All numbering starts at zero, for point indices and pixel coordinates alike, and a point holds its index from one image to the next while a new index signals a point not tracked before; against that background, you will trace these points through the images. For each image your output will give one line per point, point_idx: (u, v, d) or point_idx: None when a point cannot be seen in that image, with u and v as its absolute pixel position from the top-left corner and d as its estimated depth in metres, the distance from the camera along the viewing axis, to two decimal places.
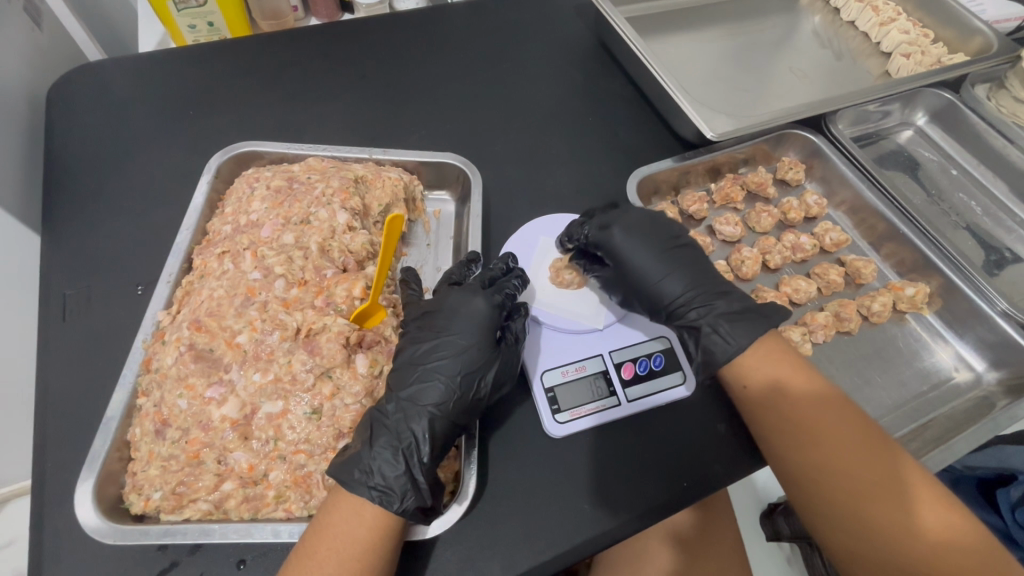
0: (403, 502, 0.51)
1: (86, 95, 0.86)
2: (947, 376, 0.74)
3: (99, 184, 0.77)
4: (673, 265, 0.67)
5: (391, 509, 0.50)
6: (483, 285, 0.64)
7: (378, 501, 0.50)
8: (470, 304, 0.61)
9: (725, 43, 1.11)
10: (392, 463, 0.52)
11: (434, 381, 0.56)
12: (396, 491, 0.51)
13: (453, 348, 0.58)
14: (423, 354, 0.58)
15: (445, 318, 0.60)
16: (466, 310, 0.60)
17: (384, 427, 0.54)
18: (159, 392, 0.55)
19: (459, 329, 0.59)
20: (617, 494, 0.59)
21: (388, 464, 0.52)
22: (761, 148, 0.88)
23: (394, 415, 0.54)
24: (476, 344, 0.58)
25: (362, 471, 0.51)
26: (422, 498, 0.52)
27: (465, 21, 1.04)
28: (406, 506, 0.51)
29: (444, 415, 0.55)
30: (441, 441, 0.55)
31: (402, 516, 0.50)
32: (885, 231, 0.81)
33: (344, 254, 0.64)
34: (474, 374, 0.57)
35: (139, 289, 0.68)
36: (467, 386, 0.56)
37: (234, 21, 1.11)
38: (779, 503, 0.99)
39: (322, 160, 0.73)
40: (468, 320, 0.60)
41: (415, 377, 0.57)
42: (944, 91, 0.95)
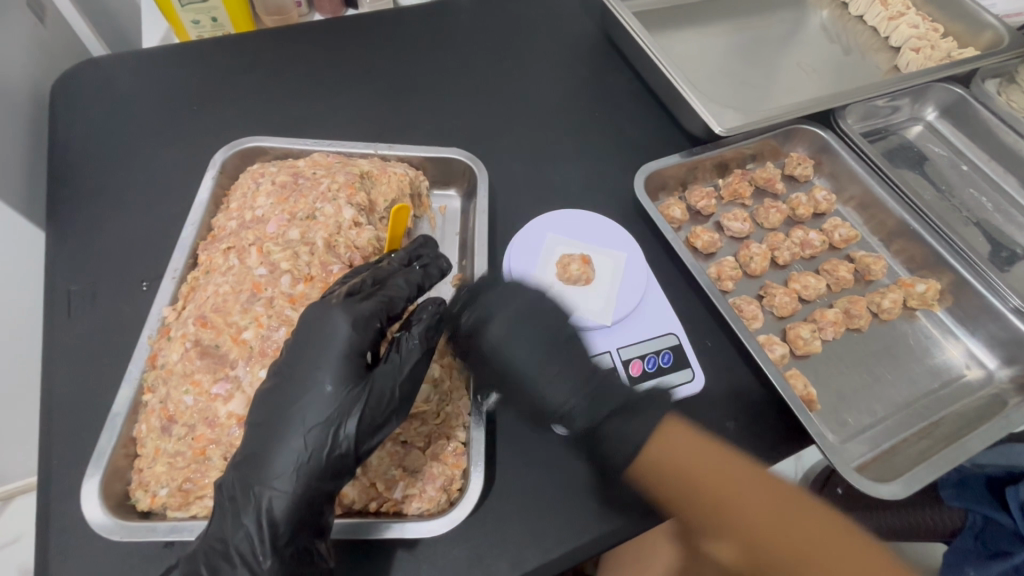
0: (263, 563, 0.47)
1: (90, 91, 0.85)
2: (958, 373, 0.73)
3: (103, 180, 0.77)
4: None
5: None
6: (353, 291, 0.54)
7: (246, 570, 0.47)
8: (331, 326, 0.51)
9: (733, 38, 1.10)
10: (251, 514, 0.47)
11: (295, 426, 0.48)
12: (257, 549, 0.47)
13: (311, 386, 0.49)
14: (285, 393, 0.50)
15: (303, 342, 0.51)
16: (319, 336, 0.51)
17: (249, 470, 0.48)
18: (165, 388, 0.54)
19: (314, 363, 0.50)
20: (626, 492, 0.58)
21: (249, 510, 0.47)
22: (769, 144, 0.88)
23: (250, 463, 0.48)
24: (332, 382, 0.49)
25: (231, 522, 0.48)
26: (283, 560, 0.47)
27: (471, 15, 1.03)
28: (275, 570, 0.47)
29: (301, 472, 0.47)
30: (308, 504, 0.48)
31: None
32: (896, 227, 0.80)
33: (350, 250, 0.63)
34: (331, 423, 0.48)
35: (144, 285, 0.67)
36: (322, 441, 0.48)
37: (238, 16, 1.11)
38: None
39: (327, 156, 0.73)
40: (320, 350, 0.50)
41: (281, 421, 0.49)
42: (954, 86, 0.94)
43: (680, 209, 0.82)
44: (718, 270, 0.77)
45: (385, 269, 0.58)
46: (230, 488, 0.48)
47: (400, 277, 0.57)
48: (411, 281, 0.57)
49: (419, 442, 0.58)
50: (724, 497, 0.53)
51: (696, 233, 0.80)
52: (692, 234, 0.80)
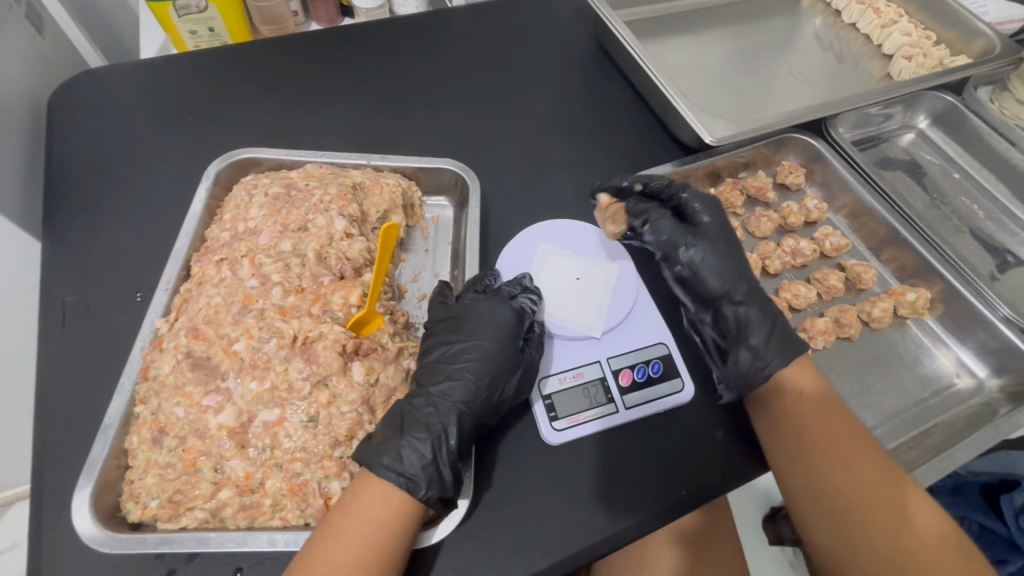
0: (428, 490, 0.52)
1: (87, 102, 0.86)
2: (949, 382, 0.73)
3: (99, 190, 0.77)
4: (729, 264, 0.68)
5: (417, 496, 0.51)
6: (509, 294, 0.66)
7: (404, 487, 0.51)
8: (497, 310, 0.62)
9: (726, 47, 1.10)
10: (421, 450, 0.53)
11: (461, 380, 0.58)
12: (422, 479, 0.52)
13: (472, 352, 0.60)
14: (454, 356, 0.61)
15: (472, 322, 0.62)
16: (493, 317, 0.62)
17: (420, 415, 0.56)
18: (156, 400, 0.55)
19: (485, 334, 0.61)
20: (615, 502, 0.59)
21: (419, 448, 0.53)
22: (761, 152, 0.88)
23: (421, 409, 0.56)
24: (501, 347, 0.61)
25: (390, 457, 0.53)
26: (447, 489, 0.53)
27: (465, 25, 1.04)
28: (430, 494, 0.52)
29: (471, 414, 0.57)
30: (466, 439, 0.56)
31: (425, 504, 0.52)
32: (886, 236, 0.81)
33: (341, 262, 0.64)
34: (500, 377, 0.59)
35: (138, 296, 0.68)
36: (494, 387, 0.59)
37: (235, 26, 1.12)
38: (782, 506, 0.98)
39: (320, 167, 0.73)
40: (495, 327, 0.61)
41: (444, 374, 0.59)
42: (945, 94, 0.95)
43: None
44: None
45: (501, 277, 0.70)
46: (385, 441, 0.54)
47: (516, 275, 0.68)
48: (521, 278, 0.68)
49: None
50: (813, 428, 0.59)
51: None
52: None
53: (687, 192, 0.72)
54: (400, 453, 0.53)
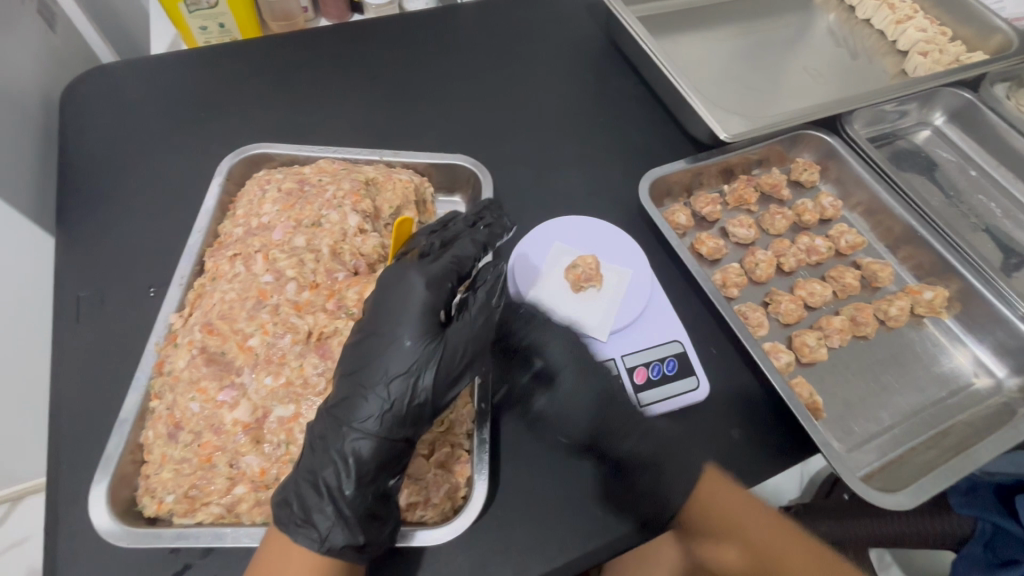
0: (331, 537, 0.48)
1: (99, 98, 0.86)
2: (966, 382, 0.73)
3: (112, 186, 0.77)
4: (700, 316, 0.66)
5: (318, 548, 0.47)
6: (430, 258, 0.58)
7: (304, 541, 0.48)
8: (407, 291, 0.54)
9: (738, 42, 1.09)
10: (315, 496, 0.49)
11: (364, 388, 0.51)
12: (325, 525, 0.48)
13: (378, 349, 0.52)
14: (363, 354, 0.52)
15: (380, 309, 0.54)
16: (401, 298, 0.54)
17: (316, 450, 0.50)
18: (172, 395, 0.55)
19: (394, 321, 0.53)
20: (630, 499, 0.58)
21: (313, 495, 0.49)
22: (775, 149, 0.87)
23: (323, 434, 0.50)
24: (412, 339, 0.52)
25: (289, 504, 0.49)
26: (355, 533, 0.48)
27: (475, 21, 1.04)
28: (334, 542, 0.48)
29: (373, 433, 0.50)
30: (375, 464, 0.50)
31: (331, 553, 0.48)
32: (903, 234, 0.80)
33: (355, 257, 0.63)
34: (412, 372, 0.51)
35: (151, 291, 0.68)
36: (404, 391, 0.51)
37: (246, 23, 1.12)
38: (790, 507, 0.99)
39: (333, 162, 0.73)
40: (403, 310, 0.53)
41: (348, 384, 0.52)
42: (962, 91, 0.94)
43: (685, 215, 0.81)
44: (723, 277, 0.76)
45: (455, 230, 0.63)
46: (288, 494, 0.49)
47: (466, 238, 0.61)
48: (476, 241, 0.62)
49: (423, 450, 0.58)
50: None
51: (702, 239, 0.79)
52: (697, 239, 0.79)
53: None
54: (298, 501, 0.49)
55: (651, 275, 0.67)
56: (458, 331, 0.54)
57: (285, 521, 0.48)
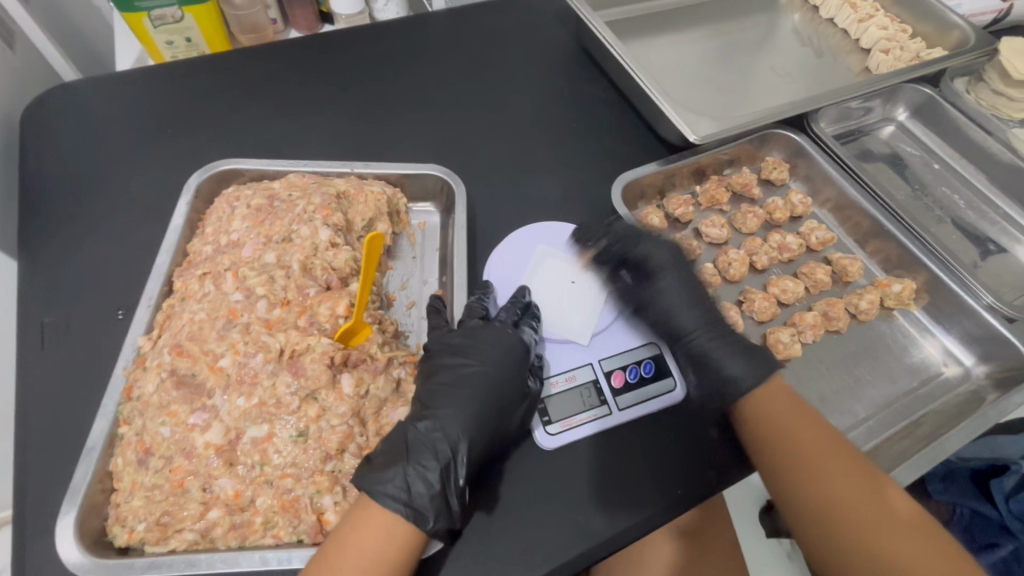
0: (436, 521, 0.51)
1: (60, 116, 0.85)
2: (936, 372, 0.74)
3: (76, 206, 0.76)
4: (693, 304, 0.70)
5: (424, 528, 0.50)
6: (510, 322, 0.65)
7: (412, 519, 0.50)
8: (505, 341, 0.61)
9: (707, 44, 1.11)
10: (424, 480, 0.52)
11: (460, 407, 0.56)
12: (430, 509, 0.51)
13: (465, 379, 0.58)
14: (462, 380, 0.58)
15: (477, 350, 0.60)
16: (500, 345, 0.61)
17: (425, 444, 0.54)
18: (141, 420, 0.54)
19: (494, 362, 0.60)
20: (613, 504, 0.58)
21: (421, 480, 0.52)
22: (745, 148, 0.88)
23: (429, 434, 0.55)
24: (516, 379, 0.59)
25: (395, 486, 0.51)
26: (454, 519, 0.52)
27: (445, 29, 1.04)
28: (437, 526, 0.51)
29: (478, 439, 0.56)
30: (473, 466, 0.55)
31: (433, 536, 0.50)
32: (871, 229, 0.81)
33: (327, 272, 0.63)
34: (508, 408, 0.57)
35: (119, 313, 0.67)
36: (503, 419, 0.57)
37: (212, 37, 1.12)
38: None
39: (303, 176, 0.73)
40: (502, 355, 0.60)
41: (450, 403, 0.57)
42: (923, 86, 0.96)
43: (658, 217, 0.81)
44: None
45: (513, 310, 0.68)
46: (397, 478, 0.51)
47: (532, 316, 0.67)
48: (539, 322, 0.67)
49: None
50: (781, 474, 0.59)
51: (675, 240, 0.79)
52: (670, 242, 0.79)
53: (646, 244, 0.74)
54: (406, 483, 0.51)
55: (655, 255, 0.73)
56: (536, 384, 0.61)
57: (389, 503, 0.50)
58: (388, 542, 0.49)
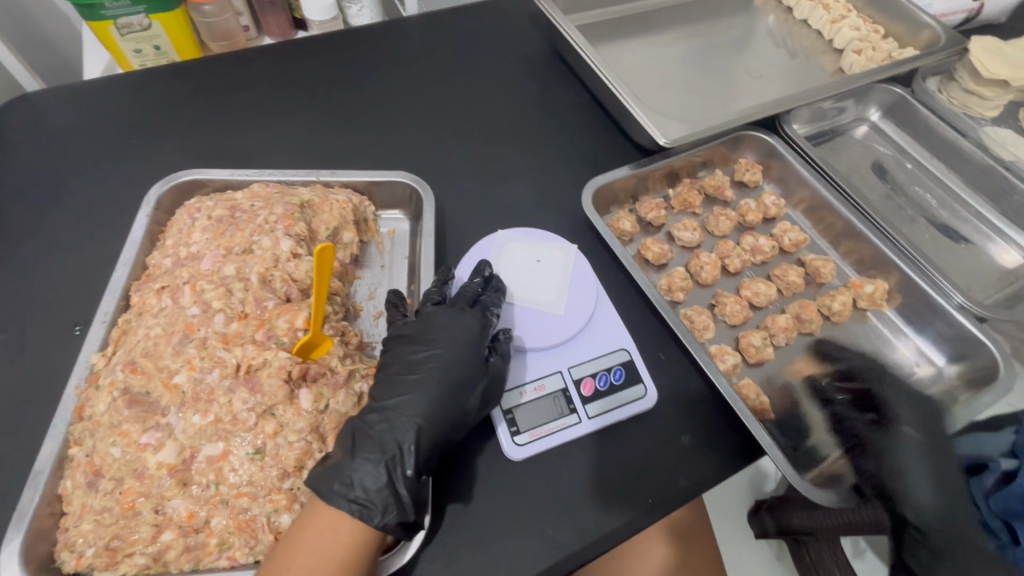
0: (384, 517, 0.49)
1: (20, 128, 0.83)
2: (909, 372, 0.74)
3: (33, 220, 0.74)
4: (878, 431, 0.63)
5: (372, 524, 0.49)
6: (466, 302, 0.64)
7: (358, 515, 0.49)
8: (460, 322, 0.61)
9: (681, 47, 1.11)
10: (373, 476, 0.50)
11: (413, 393, 0.55)
12: (377, 504, 0.50)
13: (420, 366, 0.57)
14: (416, 364, 0.57)
15: (433, 332, 0.60)
16: (455, 328, 0.60)
17: (372, 436, 0.52)
18: (92, 440, 0.52)
19: (448, 344, 0.59)
20: (582, 515, 0.57)
21: (370, 476, 0.50)
22: (718, 151, 0.88)
23: (377, 426, 0.53)
24: (472, 360, 0.58)
25: (342, 483, 0.50)
26: (406, 512, 0.50)
27: (417, 34, 1.03)
28: (387, 520, 0.49)
29: (431, 425, 0.54)
30: (426, 454, 0.53)
31: (383, 531, 0.49)
32: (844, 229, 0.81)
33: (287, 283, 0.61)
34: (464, 389, 0.56)
35: (77, 329, 0.65)
36: (459, 402, 0.56)
37: (183, 44, 1.11)
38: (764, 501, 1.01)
39: (267, 186, 0.71)
40: (457, 338, 0.60)
41: (401, 390, 0.56)
42: (894, 86, 0.96)
43: (630, 222, 0.80)
44: (668, 282, 0.75)
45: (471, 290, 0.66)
46: (342, 472, 0.50)
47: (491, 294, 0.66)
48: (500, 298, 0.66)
49: None
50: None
51: (647, 245, 0.78)
52: (642, 246, 0.78)
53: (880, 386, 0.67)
54: (352, 478, 0.50)
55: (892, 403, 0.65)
56: (498, 363, 0.60)
57: (338, 500, 0.49)
58: (336, 542, 0.48)
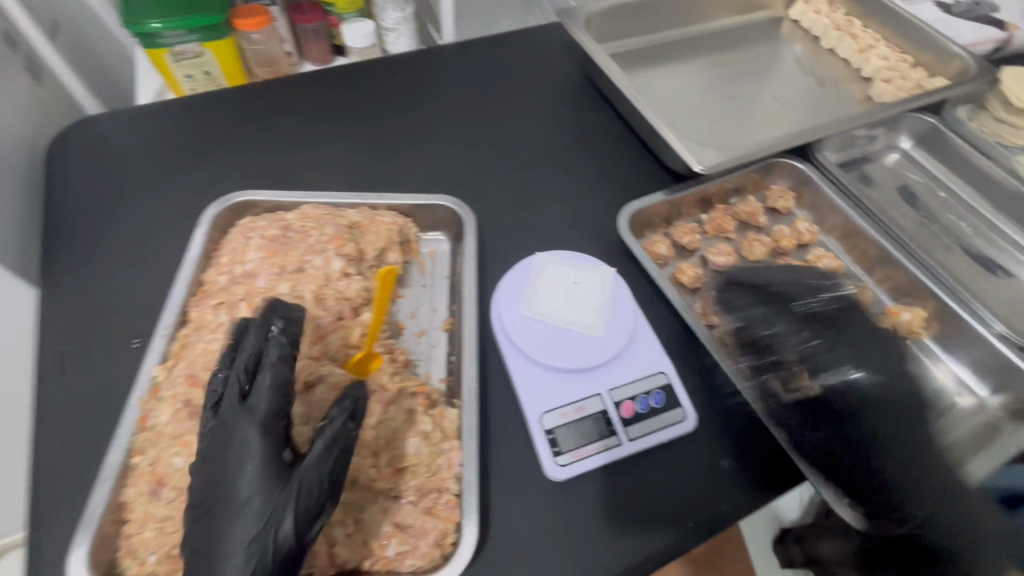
0: None
1: (83, 149, 0.88)
2: (950, 401, 0.74)
3: (94, 236, 0.78)
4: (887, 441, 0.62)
5: None
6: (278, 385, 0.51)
7: None
8: (244, 433, 0.48)
9: (711, 75, 1.13)
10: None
11: (234, 538, 0.45)
12: None
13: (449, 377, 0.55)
14: (219, 491, 0.47)
15: (224, 443, 0.48)
16: (228, 440, 0.48)
17: None
18: (154, 450, 0.54)
19: (234, 460, 0.47)
20: (622, 537, 0.58)
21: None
22: (750, 177, 0.89)
23: (201, 569, 0.45)
24: (247, 480, 0.47)
25: None
26: None
27: (454, 62, 1.07)
28: None
29: (262, 566, 0.44)
30: None
31: None
32: (878, 255, 0.82)
33: (339, 302, 0.64)
34: (277, 519, 0.45)
35: (135, 342, 0.68)
36: (265, 542, 0.44)
37: (231, 71, 1.16)
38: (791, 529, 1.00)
39: (317, 207, 0.74)
40: (217, 447, 0.48)
41: (224, 522, 0.46)
42: (925, 116, 0.98)
43: (665, 246, 0.83)
44: (704, 309, 0.79)
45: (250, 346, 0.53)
46: None
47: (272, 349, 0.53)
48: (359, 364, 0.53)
49: (411, 495, 0.55)
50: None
51: (682, 269, 0.81)
52: (677, 270, 0.81)
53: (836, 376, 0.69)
54: None
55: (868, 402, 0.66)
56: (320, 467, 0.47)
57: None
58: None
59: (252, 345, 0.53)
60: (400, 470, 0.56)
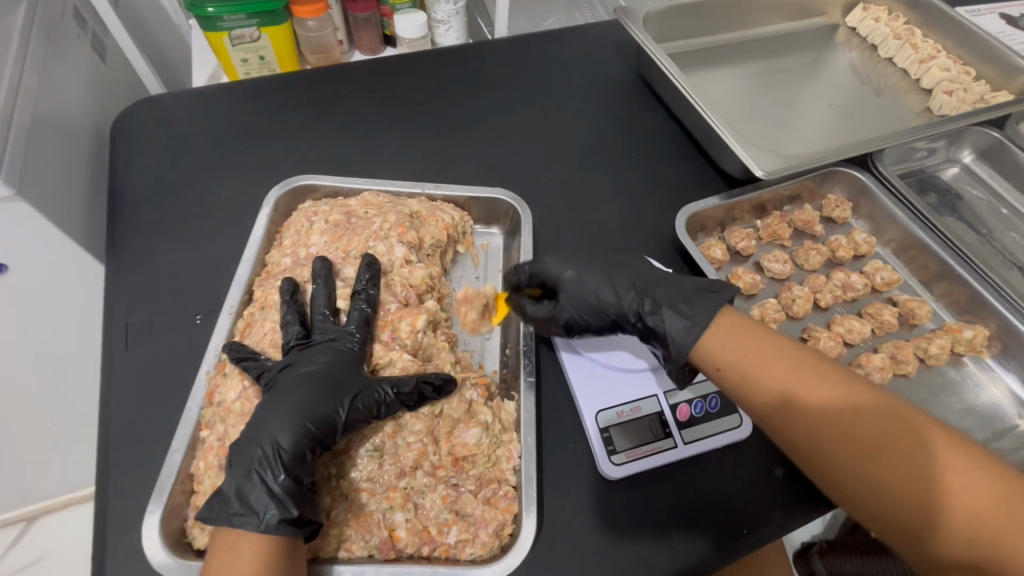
0: (266, 515, 0.47)
1: (146, 126, 0.90)
2: (1011, 423, 0.72)
3: (157, 212, 0.79)
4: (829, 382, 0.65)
5: (251, 528, 0.46)
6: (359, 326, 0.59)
7: (239, 523, 0.47)
8: (317, 354, 0.56)
9: (764, 78, 1.12)
10: (248, 482, 0.48)
11: (279, 404, 0.52)
12: (258, 509, 0.47)
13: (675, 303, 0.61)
14: (281, 381, 0.55)
15: (303, 354, 0.57)
16: (307, 360, 0.56)
17: (243, 447, 0.50)
18: (223, 425, 0.56)
19: (306, 362, 0.56)
20: (675, 540, 0.58)
21: (245, 482, 0.48)
22: (807, 185, 0.88)
23: (248, 432, 0.51)
24: (308, 369, 0.55)
25: (231, 500, 0.48)
26: (288, 508, 0.47)
27: (507, 56, 1.07)
28: (270, 519, 0.47)
29: (303, 430, 0.51)
30: (303, 455, 0.50)
31: (267, 532, 0.46)
32: (938, 270, 0.80)
33: (405, 288, 0.65)
34: (330, 399, 0.53)
35: (198, 318, 0.69)
36: (322, 416, 0.52)
37: (284, 56, 1.17)
38: (813, 544, 1.08)
39: (378, 195, 0.75)
40: (295, 360, 0.57)
41: (274, 397, 0.53)
42: (991, 130, 0.95)
43: (720, 250, 0.82)
44: (761, 313, 0.76)
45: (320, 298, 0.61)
46: (223, 492, 0.48)
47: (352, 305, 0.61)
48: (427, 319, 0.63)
49: (471, 485, 0.56)
50: (820, 398, 0.51)
51: (737, 274, 0.80)
52: (733, 274, 0.80)
53: None
54: (237, 491, 0.48)
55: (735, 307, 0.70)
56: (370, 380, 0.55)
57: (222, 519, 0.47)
58: (238, 559, 0.45)
59: (321, 296, 0.61)
60: (460, 460, 0.56)
